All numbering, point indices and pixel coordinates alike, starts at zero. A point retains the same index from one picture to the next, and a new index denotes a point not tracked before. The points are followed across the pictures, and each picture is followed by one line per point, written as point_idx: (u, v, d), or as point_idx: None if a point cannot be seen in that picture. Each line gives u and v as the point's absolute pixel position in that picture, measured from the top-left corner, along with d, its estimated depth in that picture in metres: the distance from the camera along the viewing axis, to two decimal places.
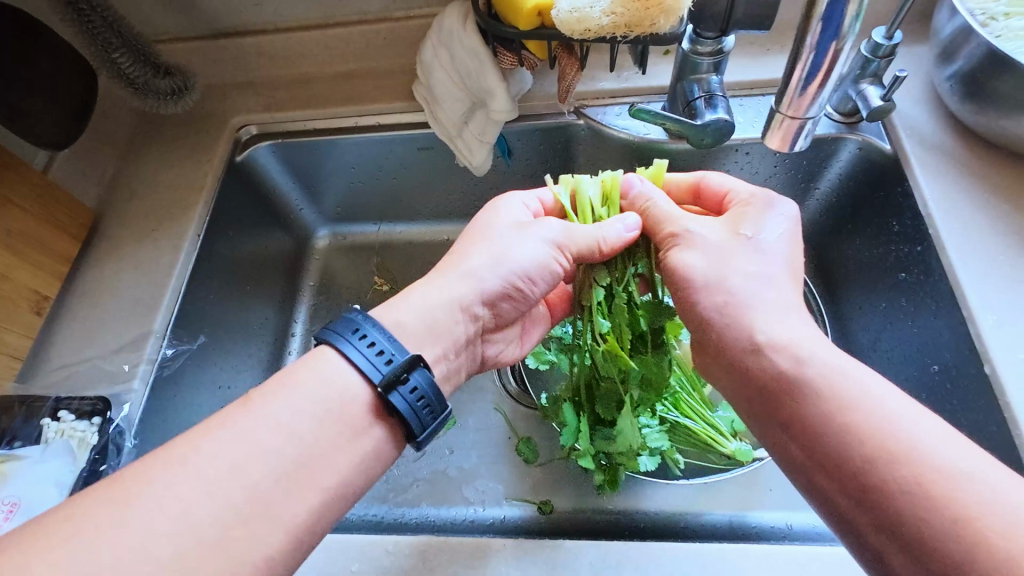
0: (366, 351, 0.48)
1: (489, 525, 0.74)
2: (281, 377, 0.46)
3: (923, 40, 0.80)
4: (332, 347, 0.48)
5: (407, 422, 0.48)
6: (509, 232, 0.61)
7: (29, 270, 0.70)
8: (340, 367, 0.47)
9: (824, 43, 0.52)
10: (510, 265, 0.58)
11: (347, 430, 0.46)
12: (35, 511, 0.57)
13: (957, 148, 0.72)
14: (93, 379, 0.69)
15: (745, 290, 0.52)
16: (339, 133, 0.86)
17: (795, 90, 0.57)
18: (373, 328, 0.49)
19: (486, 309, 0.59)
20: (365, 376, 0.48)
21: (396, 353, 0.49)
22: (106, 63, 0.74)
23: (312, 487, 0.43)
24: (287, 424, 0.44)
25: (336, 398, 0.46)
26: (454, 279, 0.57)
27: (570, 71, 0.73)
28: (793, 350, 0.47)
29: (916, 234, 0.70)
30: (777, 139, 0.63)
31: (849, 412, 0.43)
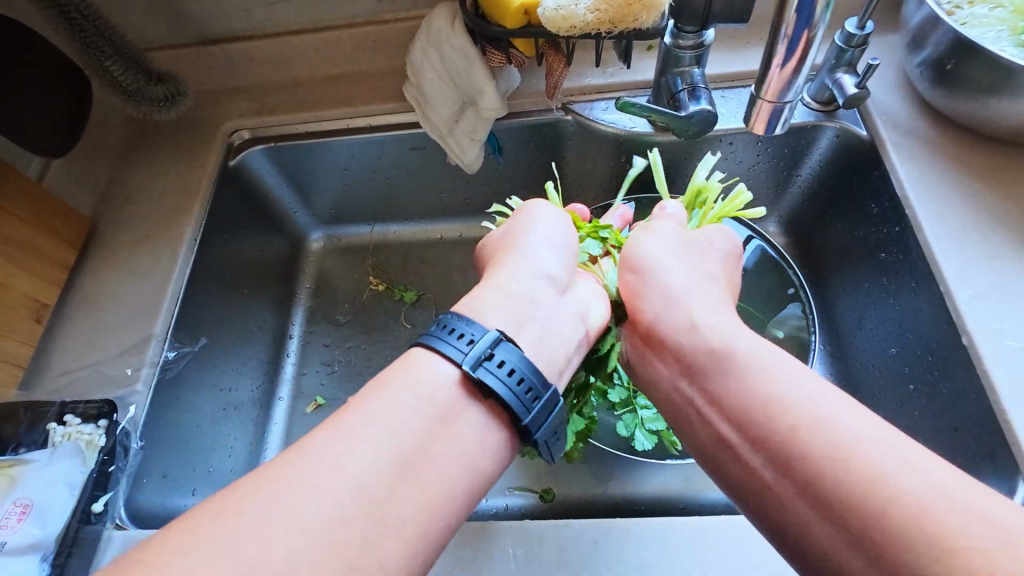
0: (455, 341, 0.47)
1: (493, 514, 0.76)
2: (374, 381, 0.45)
3: (893, 30, 0.83)
4: (420, 346, 0.48)
5: (508, 404, 0.46)
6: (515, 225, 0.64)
7: (28, 278, 0.71)
8: (430, 360, 0.46)
9: (798, 31, 0.55)
10: (557, 237, 0.61)
11: (449, 420, 0.44)
12: (47, 513, 0.57)
13: (930, 132, 0.75)
14: (95, 384, 0.70)
15: (684, 279, 0.57)
16: (331, 135, 0.87)
17: (773, 76, 0.59)
18: (456, 319, 0.49)
19: (562, 271, 0.59)
20: (459, 360, 0.46)
21: (477, 334, 0.48)
22: (98, 72, 0.75)
23: (422, 480, 0.41)
24: (389, 423, 0.42)
25: (431, 387, 0.45)
26: (514, 263, 0.58)
27: (557, 67, 0.75)
28: (721, 330, 0.51)
29: (895, 215, 0.73)
30: (757, 123, 0.65)
31: (772, 390, 0.44)
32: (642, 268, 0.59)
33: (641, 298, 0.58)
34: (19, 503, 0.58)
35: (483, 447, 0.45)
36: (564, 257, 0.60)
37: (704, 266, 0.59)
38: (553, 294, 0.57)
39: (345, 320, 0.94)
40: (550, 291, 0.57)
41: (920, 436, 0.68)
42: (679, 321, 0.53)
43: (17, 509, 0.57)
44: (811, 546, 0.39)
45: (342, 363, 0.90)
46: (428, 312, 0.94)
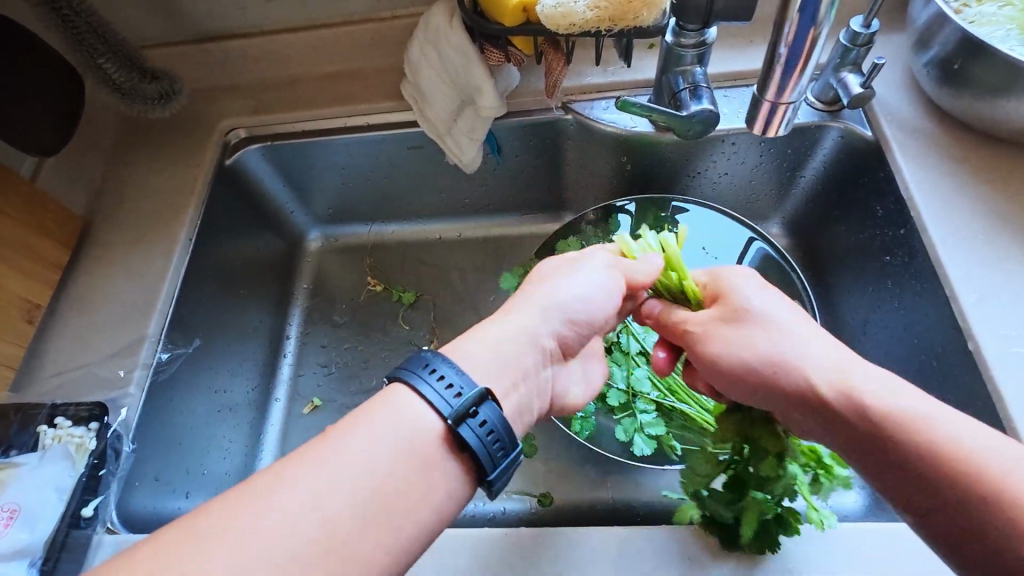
0: (437, 387, 0.44)
1: (491, 518, 0.77)
2: (353, 417, 0.43)
3: (900, 28, 0.81)
4: (402, 384, 0.45)
5: (476, 458, 0.44)
6: (555, 267, 0.60)
7: (19, 278, 0.70)
8: (412, 404, 0.44)
9: (803, 29, 0.53)
10: (580, 296, 0.57)
11: (422, 468, 0.42)
12: (34, 519, 0.57)
13: (936, 132, 0.74)
14: (87, 386, 0.69)
15: (773, 351, 0.51)
16: (328, 134, 0.86)
17: (778, 76, 0.58)
18: (444, 362, 0.46)
19: (559, 340, 0.56)
20: (441, 413, 0.44)
21: (464, 386, 0.45)
22: (91, 69, 0.74)
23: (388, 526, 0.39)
24: (356, 466, 0.40)
25: (409, 435, 0.42)
26: (523, 312, 0.54)
27: (557, 66, 0.74)
28: (876, 399, 0.45)
29: (899, 217, 0.71)
30: (760, 124, 0.64)
31: (913, 427, 0.43)
32: (729, 370, 0.53)
33: (737, 384, 0.54)
34: (5, 508, 0.57)
35: (451, 498, 0.43)
36: (573, 322, 0.56)
37: (770, 328, 0.52)
38: (542, 358, 0.54)
39: (343, 321, 0.93)
40: (538, 355, 0.53)
41: None
42: (807, 392, 0.48)
43: (4, 514, 0.57)
44: None
45: (339, 364, 0.89)
46: (427, 314, 0.93)
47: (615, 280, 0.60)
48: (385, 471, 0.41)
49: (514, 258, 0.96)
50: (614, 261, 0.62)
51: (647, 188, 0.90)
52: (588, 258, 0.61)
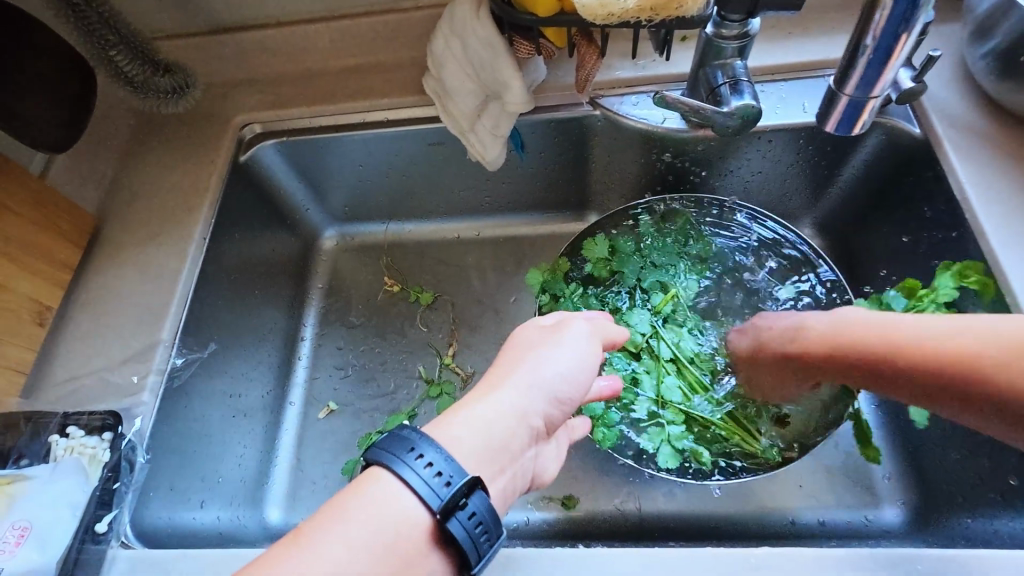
0: (423, 473, 0.42)
1: (514, 530, 0.74)
2: (331, 508, 0.40)
3: (948, 19, 0.77)
4: (385, 468, 0.42)
5: (462, 550, 0.41)
6: (535, 339, 0.56)
7: (29, 279, 0.67)
8: (396, 491, 0.41)
9: (896, 19, 0.50)
10: (563, 376, 0.53)
11: (409, 564, 0.40)
12: (47, 535, 0.54)
13: (990, 129, 0.70)
14: (100, 393, 0.66)
15: (812, 317, 0.61)
16: (346, 130, 0.83)
17: (862, 69, 0.55)
18: (430, 446, 0.43)
19: (546, 421, 0.52)
20: (427, 505, 0.41)
21: (454, 474, 0.42)
22: (103, 62, 0.71)
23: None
24: (345, 557, 0.38)
25: (394, 531, 0.40)
26: (506, 392, 0.50)
27: (590, 60, 0.70)
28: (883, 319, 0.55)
29: (951, 219, 0.68)
30: (833, 119, 0.61)
31: (888, 337, 0.53)
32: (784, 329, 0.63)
33: (779, 343, 0.63)
34: (15, 526, 0.53)
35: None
36: (555, 404, 0.52)
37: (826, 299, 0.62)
38: (527, 442, 0.51)
39: (360, 323, 0.90)
40: (527, 437, 0.50)
41: (977, 457, 0.63)
42: (827, 326, 0.59)
43: (14, 533, 0.53)
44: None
45: (356, 367, 0.87)
46: (445, 316, 0.90)
47: (591, 350, 0.57)
48: (375, 562, 0.38)
49: (535, 259, 0.93)
50: (589, 331, 0.58)
51: (675, 187, 0.86)
52: (560, 328, 0.57)
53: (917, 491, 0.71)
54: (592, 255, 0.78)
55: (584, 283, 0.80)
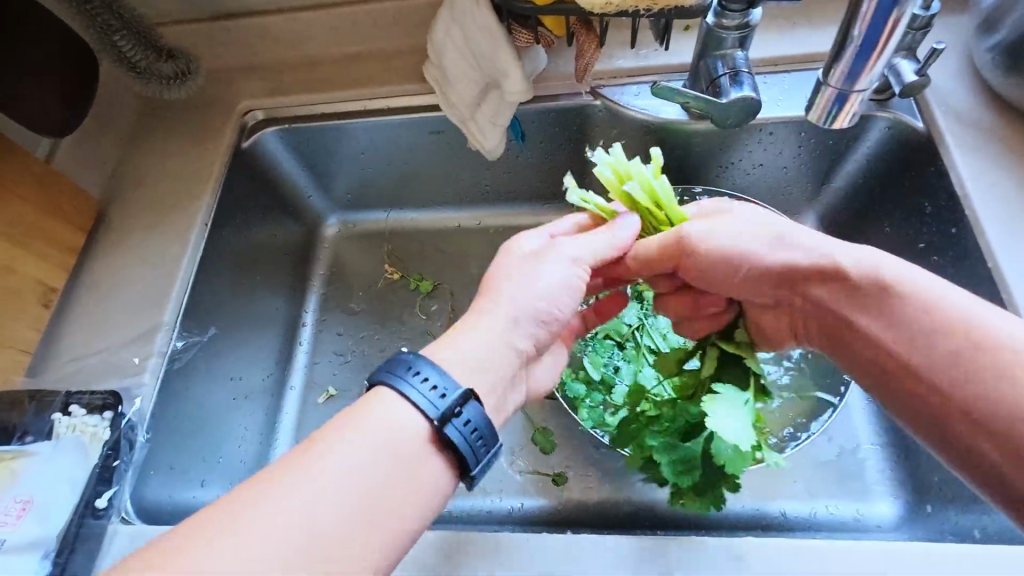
0: (422, 388, 0.46)
1: (508, 514, 0.75)
2: (337, 425, 0.44)
3: (957, 11, 0.76)
4: (387, 386, 0.46)
5: (461, 455, 0.46)
6: (530, 257, 0.58)
7: (35, 262, 0.69)
8: (398, 407, 0.45)
9: (883, 9, 0.49)
10: (553, 297, 0.56)
11: (420, 466, 0.44)
12: (46, 510, 0.57)
13: (994, 123, 0.69)
14: (102, 373, 0.68)
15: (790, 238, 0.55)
16: (347, 118, 0.83)
17: (849, 58, 0.54)
18: (426, 363, 0.47)
19: (533, 342, 0.56)
20: (428, 416, 0.45)
21: (448, 387, 0.46)
22: (107, 47, 0.72)
23: (393, 517, 0.42)
24: (354, 463, 0.42)
25: (397, 440, 0.44)
26: (495, 310, 0.53)
27: (589, 48, 0.70)
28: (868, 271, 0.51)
29: (951, 215, 0.67)
30: (818, 109, 0.60)
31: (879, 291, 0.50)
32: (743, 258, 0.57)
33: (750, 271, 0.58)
34: (18, 499, 0.57)
35: (439, 493, 0.46)
36: (541, 323, 0.55)
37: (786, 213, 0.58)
38: (518, 363, 0.54)
39: (360, 309, 0.91)
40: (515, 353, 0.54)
41: None
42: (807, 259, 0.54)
43: (17, 506, 0.57)
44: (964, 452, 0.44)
45: (355, 353, 0.88)
46: (444, 304, 0.90)
47: (576, 270, 0.58)
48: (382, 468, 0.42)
49: None
50: (579, 253, 0.59)
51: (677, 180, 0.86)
52: (550, 246, 0.59)
53: (910, 488, 0.71)
54: None
55: None
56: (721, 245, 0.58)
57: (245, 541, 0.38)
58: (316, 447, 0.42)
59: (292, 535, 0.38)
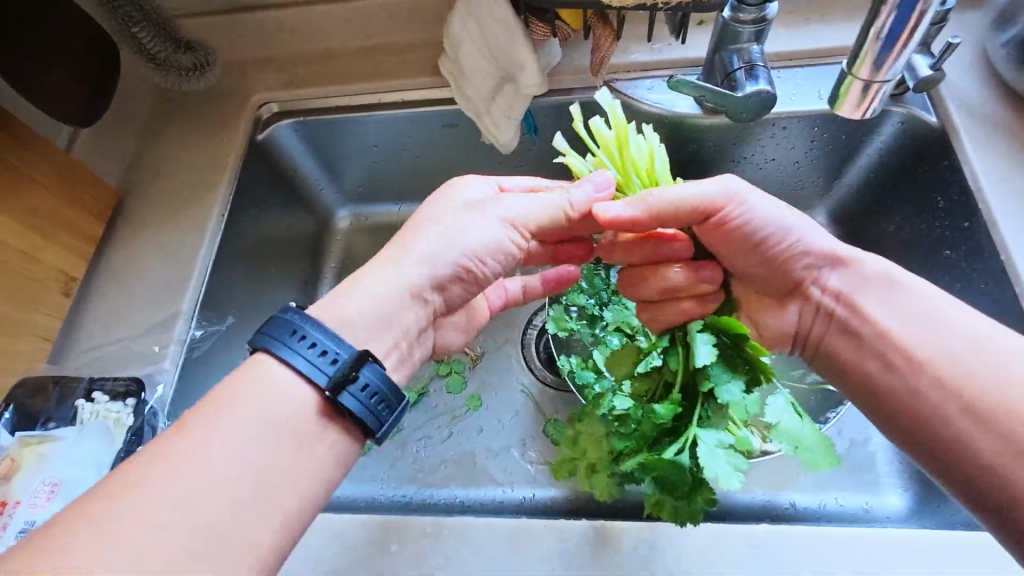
0: (308, 354, 0.47)
1: (520, 505, 0.74)
2: (212, 402, 0.45)
3: (971, 6, 0.76)
4: (268, 353, 0.47)
5: (362, 420, 0.48)
6: (462, 211, 0.60)
7: (56, 250, 0.70)
8: (283, 377, 0.47)
9: (910, 1, 0.50)
10: (473, 246, 0.57)
11: (315, 434, 0.47)
12: (76, 492, 0.58)
13: (1007, 118, 0.70)
14: (122, 361, 0.69)
15: (808, 230, 0.57)
16: (362, 110, 0.84)
17: (873, 51, 0.55)
18: (312, 327, 0.48)
19: (439, 294, 0.59)
20: (319, 384, 0.47)
21: (339, 352, 0.48)
22: (127, 38, 0.73)
23: (284, 487, 0.44)
24: (235, 441, 0.43)
25: (284, 412, 0.46)
26: (402, 260, 0.55)
27: (605, 41, 0.71)
28: (880, 270, 0.55)
29: (964, 210, 0.67)
30: (845, 103, 0.61)
31: (891, 289, 0.53)
32: (772, 236, 0.57)
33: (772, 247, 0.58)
34: (48, 482, 0.58)
35: (340, 458, 0.49)
36: (460, 271, 0.58)
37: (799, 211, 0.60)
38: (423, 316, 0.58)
39: None
40: (415, 304, 0.56)
41: None
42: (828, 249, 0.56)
43: (47, 488, 0.57)
44: (972, 453, 0.45)
45: None
46: None
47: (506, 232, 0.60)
48: (270, 443, 0.44)
49: None
50: (515, 209, 0.60)
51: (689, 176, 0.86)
52: (482, 204, 0.60)
53: (919, 480, 0.72)
54: None
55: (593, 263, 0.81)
56: (763, 220, 0.57)
57: (149, 509, 0.39)
58: (191, 430, 0.43)
59: (190, 516, 0.40)
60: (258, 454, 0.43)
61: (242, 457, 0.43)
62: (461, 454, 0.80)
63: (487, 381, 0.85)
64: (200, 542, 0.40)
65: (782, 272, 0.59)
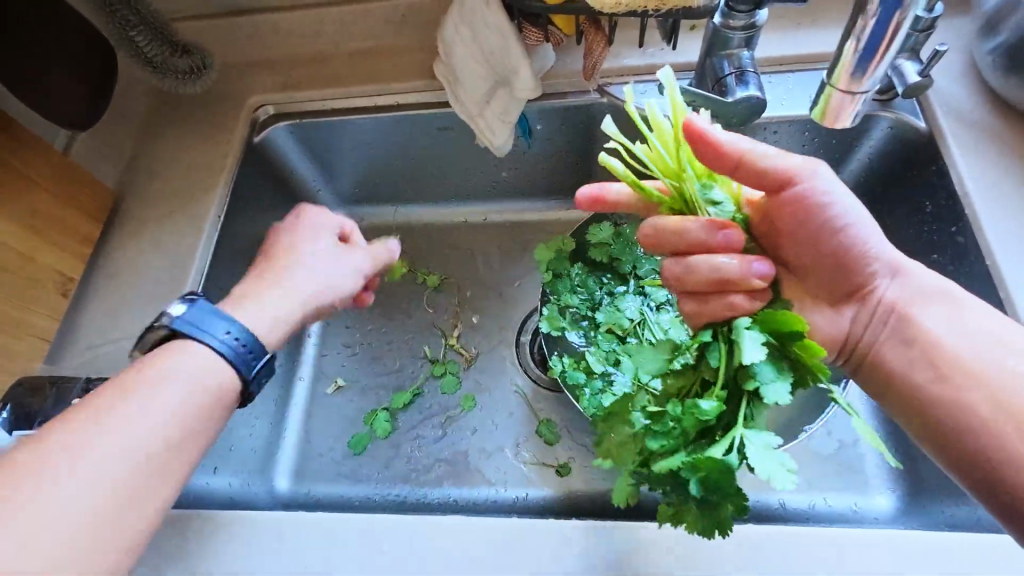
0: (224, 338, 0.54)
1: (512, 504, 0.76)
2: (94, 410, 0.47)
3: (960, 11, 0.77)
4: (185, 335, 0.53)
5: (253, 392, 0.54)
6: (316, 243, 0.66)
7: (55, 252, 0.70)
8: (198, 354, 0.52)
9: (887, 12, 0.51)
10: (335, 287, 0.64)
11: (222, 408, 0.52)
12: None
13: (994, 123, 0.71)
14: (120, 361, 0.70)
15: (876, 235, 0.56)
16: (358, 113, 0.85)
17: (852, 61, 0.56)
18: (227, 318, 0.55)
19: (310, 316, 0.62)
20: (231, 364, 0.53)
21: (248, 338, 0.54)
22: (124, 41, 0.74)
23: (138, 505, 0.45)
24: (105, 460, 0.45)
25: (146, 436, 0.47)
26: (281, 283, 0.60)
27: (597, 46, 0.72)
28: (932, 283, 0.56)
29: (951, 214, 0.68)
30: (824, 114, 0.62)
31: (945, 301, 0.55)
32: (843, 234, 0.56)
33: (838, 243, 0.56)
34: None
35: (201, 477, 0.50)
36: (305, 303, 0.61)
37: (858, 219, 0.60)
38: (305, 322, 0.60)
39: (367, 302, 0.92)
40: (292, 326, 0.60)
41: None
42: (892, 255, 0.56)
43: None
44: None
45: (364, 345, 0.89)
46: (452, 298, 0.92)
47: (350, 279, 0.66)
48: (190, 414, 0.49)
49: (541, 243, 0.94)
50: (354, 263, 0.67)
51: None
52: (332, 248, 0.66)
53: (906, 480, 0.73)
54: (595, 239, 0.81)
55: (587, 265, 0.82)
56: (837, 215, 0.55)
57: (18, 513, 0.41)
58: (67, 435, 0.45)
59: (59, 525, 0.42)
60: (143, 445, 0.46)
61: (109, 471, 0.44)
62: (455, 454, 0.81)
63: (482, 381, 0.85)
64: (126, 502, 0.45)
65: (847, 273, 0.57)
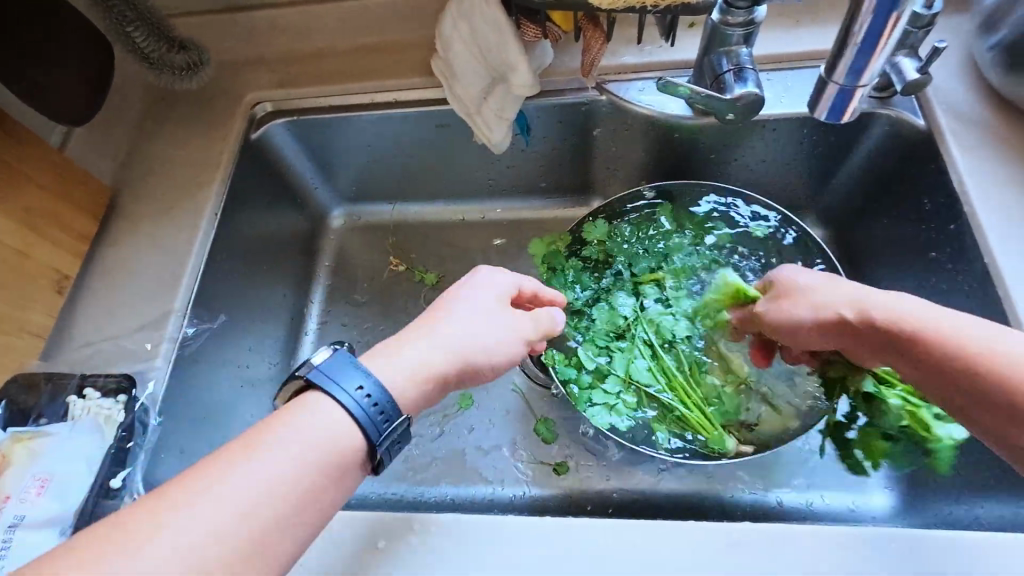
0: (355, 394, 0.45)
1: (508, 503, 0.76)
2: (210, 470, 0.39)
3: (959, 10, 0.77)
4: (318, 390, 0.45)
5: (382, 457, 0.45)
6: (476, 298, 0.56)
7: (50, 248, 0.70)
8: (329, 411, 0.44)
9: (884, 5, 0.50)
10: (489, 343, 0.53)
11: (336, 485, 0.43)
12: (67, 488, 0.58)
13: (993, 122, 0.70)
14: (115, 358, 0.69)
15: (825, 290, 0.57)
16: (355, 110, 0.84)
17: (850, 56, 0.55)
18: (361, 371, 0.46)
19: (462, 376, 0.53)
20: (365, 431, 0.45)
21: (381, 397, 0.46)
22: (120, 36, 0.74)
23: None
24: (212, 525, 0.37)
25: (261, 496, 0.39)
26: (432, 338, 0.51)
27: (595, 43, 0.72)
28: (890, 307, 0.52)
29: (950, 212, 0.68)
30: (823, 108, 0.61)
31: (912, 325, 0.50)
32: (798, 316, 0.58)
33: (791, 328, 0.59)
34: (37, 477, 0.58)
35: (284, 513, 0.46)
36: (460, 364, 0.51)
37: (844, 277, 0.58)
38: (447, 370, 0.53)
39: (364, 300, 0.92)
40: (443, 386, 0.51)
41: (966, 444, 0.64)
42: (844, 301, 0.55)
43: (36, 484, 0.58)
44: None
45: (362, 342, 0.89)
46: None
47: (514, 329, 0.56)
48: (305, 484, 0.41)
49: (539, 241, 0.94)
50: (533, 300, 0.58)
51: (680, 176, 0.87)
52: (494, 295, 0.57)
53: (904, 479, 0.72)
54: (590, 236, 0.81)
55: (584, 262, 0.82)
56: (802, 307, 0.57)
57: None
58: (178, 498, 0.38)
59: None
60: (252, 508, 0.38)
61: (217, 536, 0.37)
62: (452, 453, 0.80)
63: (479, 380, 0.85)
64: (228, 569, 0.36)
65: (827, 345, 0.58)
